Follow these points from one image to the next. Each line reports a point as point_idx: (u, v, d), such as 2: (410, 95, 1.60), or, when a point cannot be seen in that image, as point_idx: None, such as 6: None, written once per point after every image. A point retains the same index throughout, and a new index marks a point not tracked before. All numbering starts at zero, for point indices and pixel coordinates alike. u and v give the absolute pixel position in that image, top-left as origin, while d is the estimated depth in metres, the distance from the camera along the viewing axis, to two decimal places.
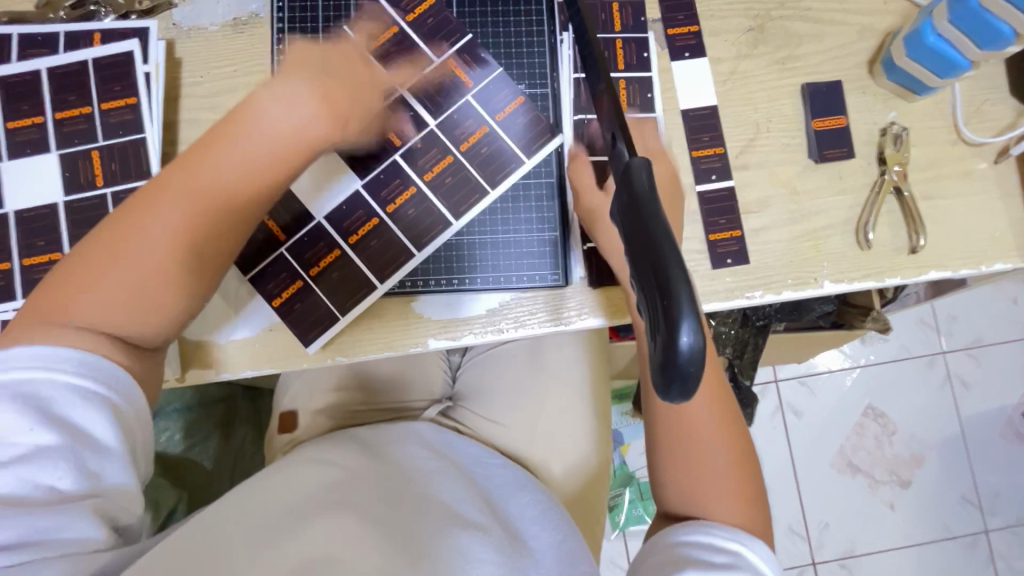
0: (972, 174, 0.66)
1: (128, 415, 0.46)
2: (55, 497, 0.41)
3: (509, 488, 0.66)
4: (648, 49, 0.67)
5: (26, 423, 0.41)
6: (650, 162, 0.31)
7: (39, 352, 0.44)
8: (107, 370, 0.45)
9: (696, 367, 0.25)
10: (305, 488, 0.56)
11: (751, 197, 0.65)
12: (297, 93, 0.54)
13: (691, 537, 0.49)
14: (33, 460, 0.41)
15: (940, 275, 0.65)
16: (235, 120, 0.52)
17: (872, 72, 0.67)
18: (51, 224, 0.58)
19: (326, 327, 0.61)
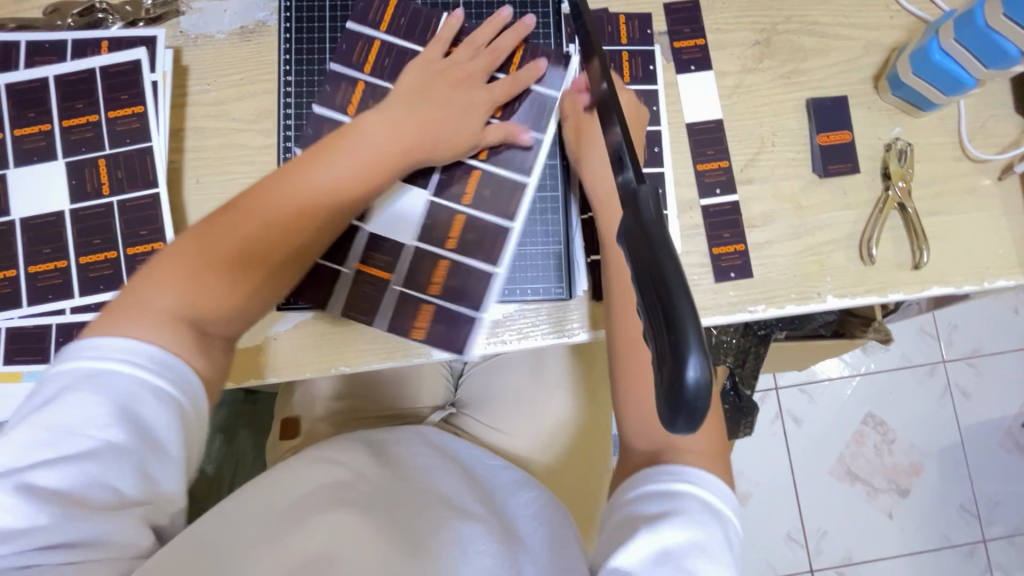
0: (976, 191, 0.66)
1: (195, 423, 0.46)
2: (111, 498, 0.41)
3: (508, 486, 0.66)
4: (654, 61, 0.67)
5: (104, 418, 0.41)
6: (657, 190, 0.31)
7: (131, 345, 0.44)
8: (184, 373, 0.45)
9: (703, 401, 0.25)
10: (308, 483, 0.56)
11: (755, 211, 0.65)
12: (399, 117, 0.58)
13: (637, 491, 0.48)
14: (98, 458, 0.41)
15: (943, 291, 0.65)
16: (338, 138, 0.57)
17: (878, 87, 0.67)
18: (58, 231, 0.58)
19: (473, 325, 0.62)
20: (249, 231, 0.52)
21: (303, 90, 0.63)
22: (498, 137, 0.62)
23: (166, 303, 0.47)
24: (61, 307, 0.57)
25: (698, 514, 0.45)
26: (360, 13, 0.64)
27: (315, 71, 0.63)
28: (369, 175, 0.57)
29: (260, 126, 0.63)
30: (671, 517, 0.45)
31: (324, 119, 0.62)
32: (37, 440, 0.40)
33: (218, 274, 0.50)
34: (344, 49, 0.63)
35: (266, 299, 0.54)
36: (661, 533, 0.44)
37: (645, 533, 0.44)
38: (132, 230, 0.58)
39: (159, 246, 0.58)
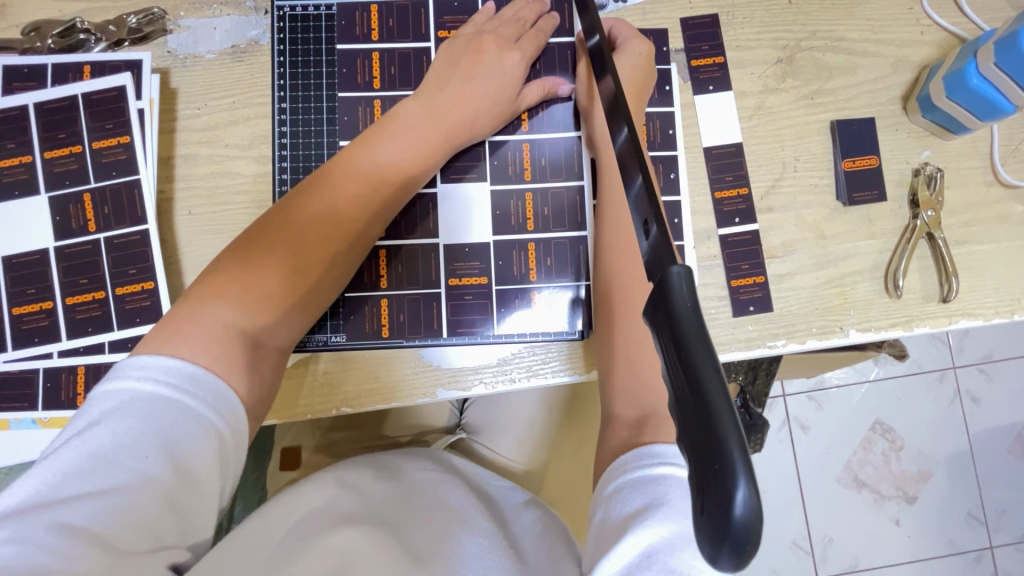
0: (1008, 217, 0.63)
1: (233, 448, 0.43)
2: (141, 536, 0.37)
3: (513, 507, 0.63)
4: (670, 80, 0.63)
5: (145, 449, 0.39)
6: (690, 270, 0.28)
7: (174, 367, 0.42)
8: (224, 397, 0.43)
9: (754, 532, 0.22)
10: (311, 503, 0.54)
11: (776, 241, 0.62)
12: (436, 104, 0.56)
13: (617, 483, 0.43)
14: (131, 491, 0.38)
15: (971, 323, 0.62)
16: (378, 129, 0.55)
17: (907, 108, 0.64)
18: (43, 271, 0.55)
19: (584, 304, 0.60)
20: (297, 229, 0.50)
21: (299, 118, 0.60)
22: (537, 96, 0.60)
23: (221, 312, 0.45)
24: (48, 351, 0.55)
25: (682, 501, 0.39)
26: (346, 31, 0.60)
27: (313, 99, 0.60)
28: (414, 165, 0.55)
29: (254, 153, 0.59)
30: (652, 510, 0.39)
31: None
32: (72, 468, 0.38)
33: (271, 275, 0.48)
34: (346, 72, 0.60)
35: (318, 298, 0.52)
36: (645, 530, 0.38)
37: (626, 535, 0.39)
38: (121, 268, 0.55)
39: (150, 285, 0.55)
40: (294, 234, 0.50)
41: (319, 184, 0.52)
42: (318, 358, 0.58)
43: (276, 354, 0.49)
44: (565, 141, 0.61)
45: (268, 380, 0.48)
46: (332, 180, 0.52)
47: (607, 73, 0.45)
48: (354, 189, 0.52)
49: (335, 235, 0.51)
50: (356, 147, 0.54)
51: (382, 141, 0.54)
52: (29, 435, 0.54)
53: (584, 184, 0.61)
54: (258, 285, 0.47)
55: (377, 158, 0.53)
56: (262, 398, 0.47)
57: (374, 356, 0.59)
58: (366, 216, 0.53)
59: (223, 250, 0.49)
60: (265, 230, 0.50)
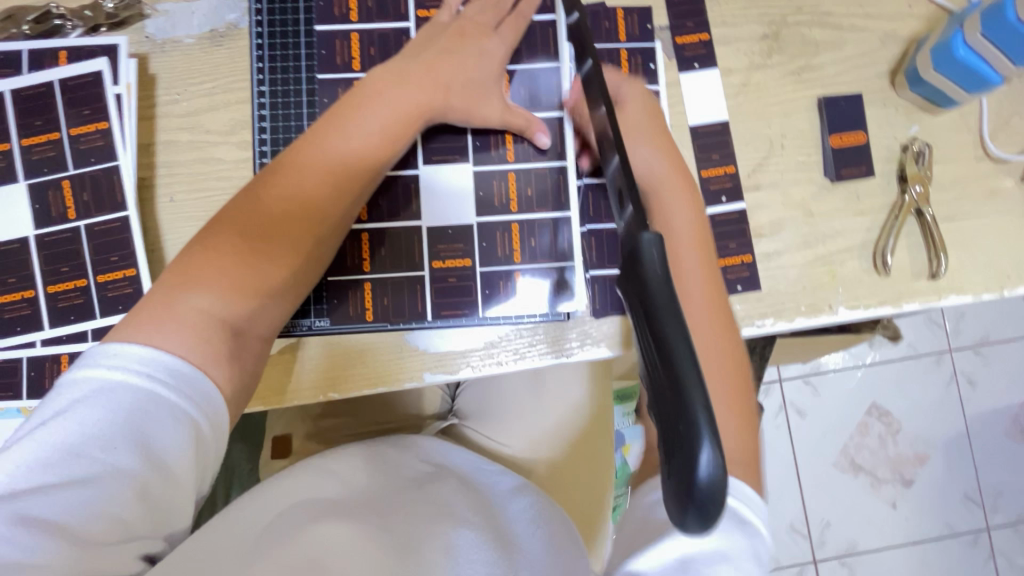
0: (998, 192, 0.63)
1: (211, 439, 0.43)
2: (110, 528, 0.39)
3: (505, 493, 0.63)
4: (655, 58, 0.62)
5: (114, 441, 0.39)
6: (662, 236, 0.28)
7: (150, 356, 0.41)
8: (200, 386, 0.42)
9: (719, 496, 0.23)
10: (302, 493, 0.54)
11: (763, 219, 0.62)
12: (411, 74, 0.53)
13: (665, 491, 0.41)
14: (103, 483, 0.38)
15: (960, 300, 0.62)
16: (351, 100, 0.52)
17: (895, 83, 0.63)
18: (24, 259, 0.55)
19: (571, 286, 0.59)
20: (273, 211, 0.49)
21: (279, 101, 0.59)
22: (521, 123, 0.58)
23: (196, 299, 0.45)
24: (30, 340, 0.54)
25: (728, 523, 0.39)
26: (324, 12, 0.59)
27: (292, 82, 0.59)
28: (391, 139, 0.52)
29: (235, 138, 0.59)
30: None
31: None
32: (41, 458, 0.38)
33: (246, 261, 0.47)
34: (325, 54, 0.59)
35: (301, 280, 0.51)
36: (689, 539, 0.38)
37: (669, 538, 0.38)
38: (101, 255, 0.55)
39: (132, 272, 0.55)
40: (268, 217, 0.49)
41: (292, 163, 0.50)
42: (303, 343, 0.58)
43: (259, 342, 0.49)
44: (549, 120, 0.60)
45: (250, 366, 0.48)
46: (305, 157, 0.50)
47: (586, 55, 0.45)
48: (330, 165, 0.50)
49: (313, 215, 0.50)
50: (328, 122, 0.51)
51: (355, 114, 0.51)
52: (14, 424, 0.54)
53: (568, 165, 0.60)
54: (233, 271, 0.47)
55: (352, 132, 0.51)
56: (245, 385, 0.47)
57: (362, 341, 0.58)
58: (344, 193, 0.51)
59: (195, 236, 0.48)
60: (236, 212, 0.48)
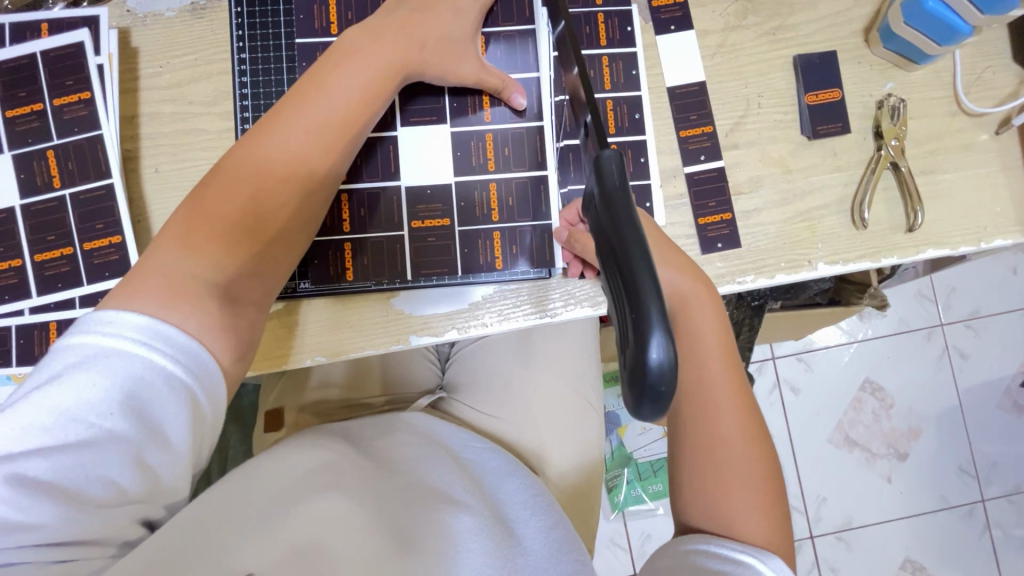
0: (972, 147, 0.63)
1: (209, 414, 0.42)
2: (109, 495, 0.40)
3: (499, 471, 0.64)
4: (632, 22, 0.63)
5: (110, 407, 0.38)
6: (621, 154, 0.31)
7: (148, 325, 0.41)
8: (197, 356, 0.42)
9: (668, 384, 0.27)
10: (304, 464, 0.55)
11: (742, 177, 0.63)
12: (383, 35, 0.54)
13: (700, 548, 0.47)
14: (99, 448, 0.38)
15: (938, 253, 0.63)
16: (328, 63, 0.53)
17: (869, 41, 0.64)
18: (10, 229, 0.56)
19: (552, 246, 0.60)
20: (258, 175, 0.49)
21: (259, 68, 0.60)
22: (497, 80, 0.59)
23: (184, 262, 0.45)
24: (18, 308, 0.55)
25: None
26: None
27: (272, 48, 0.60)
28: (370, 98, 0.53)
29: (218, 108, 0.59)
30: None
31: None
32: (36, 424, 0.37)
33: (236, 227, 0.47)
34: (303, 19, 0.60)
35: (289, 242, 0.51)
36: None
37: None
38: (87, 223, 0.56)
39: (117, 240, 0.56)
40: (254, 179, 0.49)
41: (276, 128, 0.50)
42: (288, 307, 0.58)
43: (253, 309, 0.48)
44: (526, 82, 0.61)
45: (248, 330, 0.47)
46: (287, 121, 0.50)
47: (559, 18, 0.46)
48: (314, 128, 0.51)
49: (299, 176, 0.51)
50: (307, 87, 0.52)
51: (334, 77, 0.52)
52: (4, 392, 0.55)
53: (545, 125, 0.61)
54: (219, 236, 0.47)
55: (333, 94, 0.52)
56: (243, 353, 0.46)
57: (345, 303, 0.59)
58: (328, 155, 0.52)
59: (180, 206, 0.47)
60: (220, 179, 0.48)
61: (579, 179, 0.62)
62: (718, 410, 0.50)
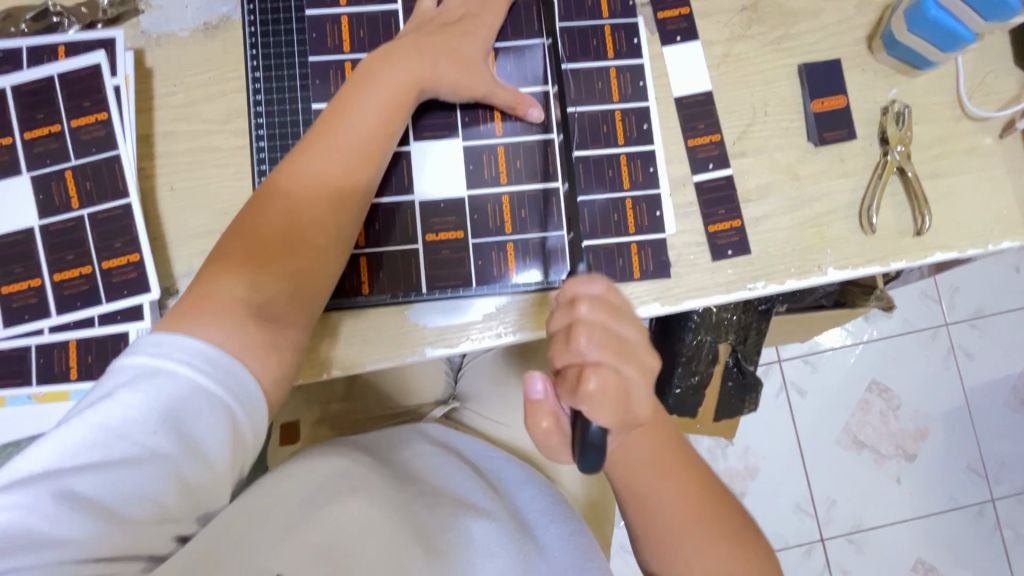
0: (977, 150, 0.64)
1: (246, 432, 0.44)
2: (150, 509, 0.41)
3: (517, 481, 0.65)
4: (638, 34, 0.64)
5: (153, 424, 0.41)
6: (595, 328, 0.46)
7: (188, 344, 0.43)
8: (233, 372, 0.44)
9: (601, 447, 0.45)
10: (328, 467, 0.53)
11: (751, 184, 0.63)
12: (399, 53, 0.55)
13: None
14: (142, 463, 0.41)
15: (946, 256, 0.63)
16: (349, 84, 0.54)
17: (872, 48, 0.65)
18: (29, 249, 0.56)
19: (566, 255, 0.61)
20: (288, 196, 0.51)
21: (273, 86, 0.60)
22: (508, 96, 0.60)
23: (226, 286, 0.47)
24: (38, 327, 0.56)
25: None
26: None
27: (285, 66, 0.60)
28: (390, 113, 0.54)
29: (232, 126, 0.60)
30: None
31: None
32: (88, 439, 0.40)
33: (269, 250, 0.49)
34: (315, 38, 0.61)
35: (323, 258, 0.51)
36: None
37: None
38: (105, 242, 0.56)
39: (135, 258, 0.56)
40: (284, 202, 0.51)
41: (305, 151, 0.52)
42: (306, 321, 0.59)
43: (293, 330, 0.49)
44: (535, 94, 0.62)
45: (286, 348, 0.48)
46: (312, 143, 0.52)
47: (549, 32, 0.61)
48: (338, 147, 0.52)
49: (326, 195, 0.51)
50: (332, 110, 0.54)
51: (354, 97, 0.54)
52: (25, 412, 0.55)
53: (555, 137, 0.62)
54: (253, 260, 0.49)
55: (354, 112, 0.53)
56: (281, 375, 0.47)
57: (361, 317, 0.59)
58: (353, 171, 0.53)
59: (223, 235, 0.50)
60: (256, 206, 0.51)
61: (590, 191, 0.62)
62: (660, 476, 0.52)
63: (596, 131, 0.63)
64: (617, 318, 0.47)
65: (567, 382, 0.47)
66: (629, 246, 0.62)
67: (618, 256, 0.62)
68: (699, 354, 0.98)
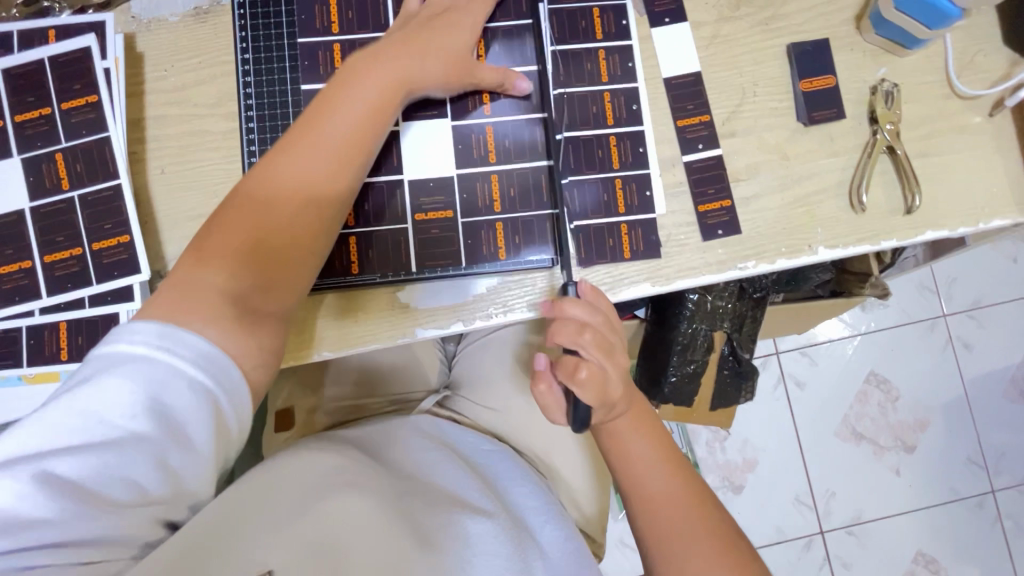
0: (967, 129, 0.64)
1: (231, 420, 0.43)
2: (132, 494, 0.40)
3: (511, 476, 0.65)
4: (627, 16, 0.64)
5: (135, 408, 0.40)
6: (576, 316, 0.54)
7: (169, 331, 0.42)
8: (217, 360, 0.43)
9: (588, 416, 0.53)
10: (320, 464, 0.54)
11: (740, 164, 0.63)
12: (388, 49, 0.55)
13: None
14: (125, 448, 0.40)
15: (937, 235, 0.63)
16: (339, 80, 0.54)
17: (860, 28, 0.65)
18: (20, 231, 0.56)
19: (557, 234, 0.61)
20: (275, 190, 0.51)
21: (262, 68, 0.61)
22: (496, 79, 0.60)
23: (207, 277, 0.47)
24: (30, 308, 0.56)
25: None
26: None
27: (274, 48, 0.61)
28: (378, 109, 0.54)
29: (223, 109, 0.61)
30: None
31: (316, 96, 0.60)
32: (66, 423, 0.39)
33: (254, 243, 0.49)
34: (304, 19, 0.61)
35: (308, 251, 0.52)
36: None
37: None
38: (95, 223, 0.57)
39: (126, 239, 0.56)
40: (271, 196, 0.51)
41: (293, 145, 0.52)
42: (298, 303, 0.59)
43: (271, 319, 0.49)
44: (527, 75, 0.63)
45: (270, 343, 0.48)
46: (301, 137, 0.52)
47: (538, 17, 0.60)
48: (325, 143, 0.52)
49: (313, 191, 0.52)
50: (320, 104, 0.54)
51: (343, 94, 0.54)
52: (16, 393, 0.56)
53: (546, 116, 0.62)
54: (239, 252, 0.49)
55: (343, 109, 0.53)
56: (263, 360, 0.47)
57: (351, 298, 0.60)
58: (341, 168, 0.53)
59: (207, 224, 0.50)
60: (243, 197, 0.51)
61: (580, 170, 0.63)
62: (645, 469, 0.56)
63: (585, 111, 0.63)
64: (610, 327, 0.55)
65: (562, 368, 0.54)
66: (618, 226, 0.62)
67: (608, 237, 0.62)
68: (694, 343, 0.98)
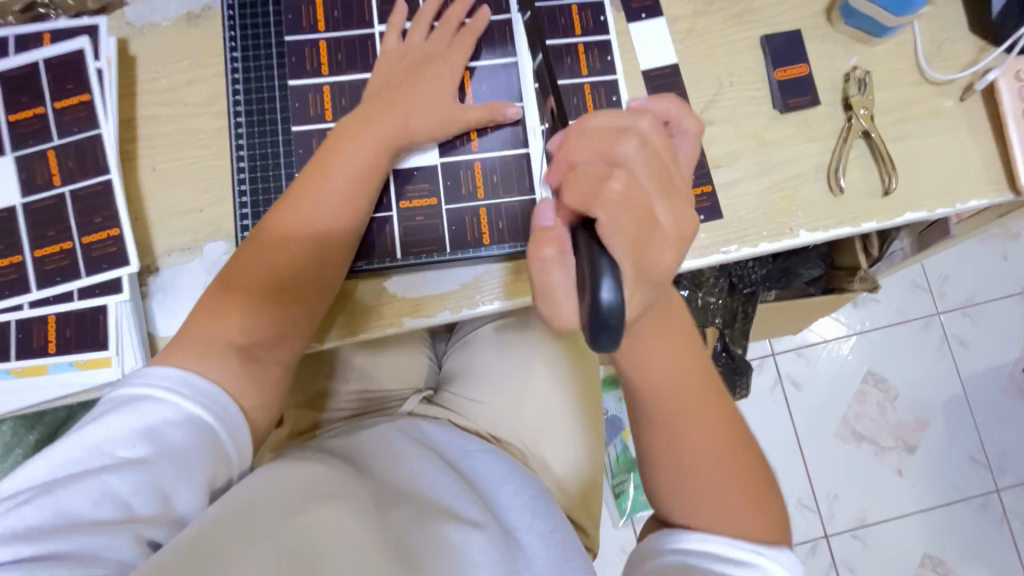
0: (939, 113, 0.66)
1: (226, 449, 0.47)
2: (123, 517, 0.42)
3: (497, 478, 0.62)
4: (605, 12, 0.66)
5: (139, 438, 0.44)
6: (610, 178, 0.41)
7: (177, 375, 0.47)
8: (218, 398, 0.48)
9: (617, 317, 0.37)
10: (299, 475, 0.50)
11: (719, 151, 0.65)
12: (384, 101, 0.58)
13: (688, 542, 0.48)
14: (125, 473, 0.43)
15: (916, 216, 0.64)
16: (339, 135, 0.57)
17: (830, 19, 0.67)
18: (11, 227, 0.57)
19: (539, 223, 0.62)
20: (287, 241, 0.54)
21: (251, 66, 0.63)
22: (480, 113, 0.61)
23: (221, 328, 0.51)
24: (18, 303, 0.57)
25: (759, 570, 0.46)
26: None
27: (262, 47, 0.63)
28: (377, 161, 0.57)
29: (213, 108, 0.62)
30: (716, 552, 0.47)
31: (304, 90, 0.62)
32: (72, 458, 0.44)
33: (269, 294, 0.53)
34: (291, 19, 0.63)
35: (319, 291, 0.55)
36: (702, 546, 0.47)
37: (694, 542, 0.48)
38: (86, 218, 0.58)
39: (115, 233, 0.57)
40: (282, 244, 0.54)
41: (299, 200, 0.55)
42: None
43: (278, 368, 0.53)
44: (509, 69, 0.64)
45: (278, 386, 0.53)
46: (308, 194, 0.55)
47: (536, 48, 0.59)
48: (329, 199, 0.55)
49: (322, 241, 0.55)
50: (321, 158, 0.56)
51: (342, 147, 0.56)
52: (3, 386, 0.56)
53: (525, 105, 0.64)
54: (255, 301, 0.53)
55: (342, 164, 0.56)
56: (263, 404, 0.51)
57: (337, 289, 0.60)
58: (345, 216, 0.56)
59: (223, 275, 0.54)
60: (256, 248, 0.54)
61: None
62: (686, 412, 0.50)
63: (566, 103, 0.65)
64: (651, 181, 0.43)
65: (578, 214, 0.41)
66: None
67: None
68: None
